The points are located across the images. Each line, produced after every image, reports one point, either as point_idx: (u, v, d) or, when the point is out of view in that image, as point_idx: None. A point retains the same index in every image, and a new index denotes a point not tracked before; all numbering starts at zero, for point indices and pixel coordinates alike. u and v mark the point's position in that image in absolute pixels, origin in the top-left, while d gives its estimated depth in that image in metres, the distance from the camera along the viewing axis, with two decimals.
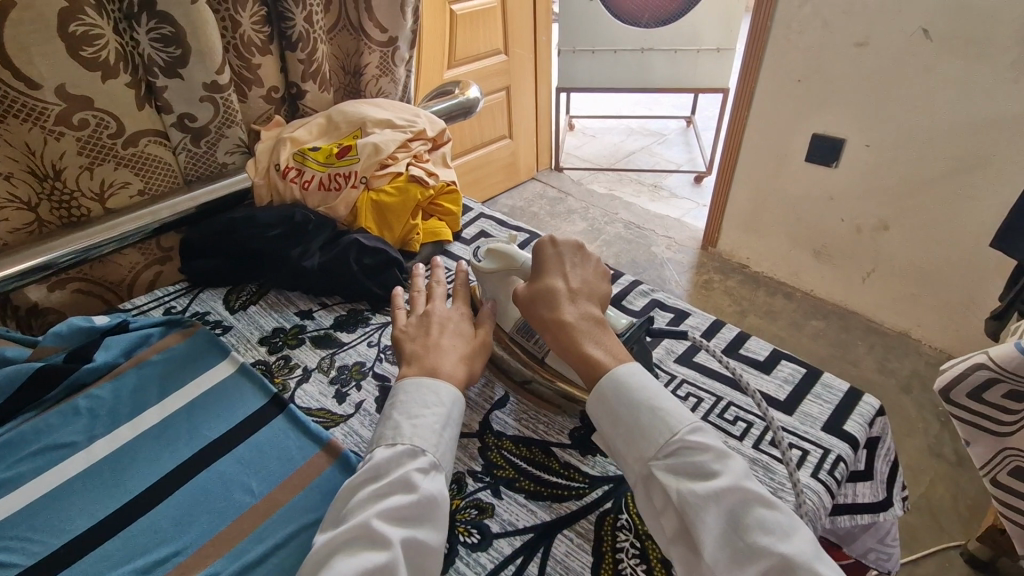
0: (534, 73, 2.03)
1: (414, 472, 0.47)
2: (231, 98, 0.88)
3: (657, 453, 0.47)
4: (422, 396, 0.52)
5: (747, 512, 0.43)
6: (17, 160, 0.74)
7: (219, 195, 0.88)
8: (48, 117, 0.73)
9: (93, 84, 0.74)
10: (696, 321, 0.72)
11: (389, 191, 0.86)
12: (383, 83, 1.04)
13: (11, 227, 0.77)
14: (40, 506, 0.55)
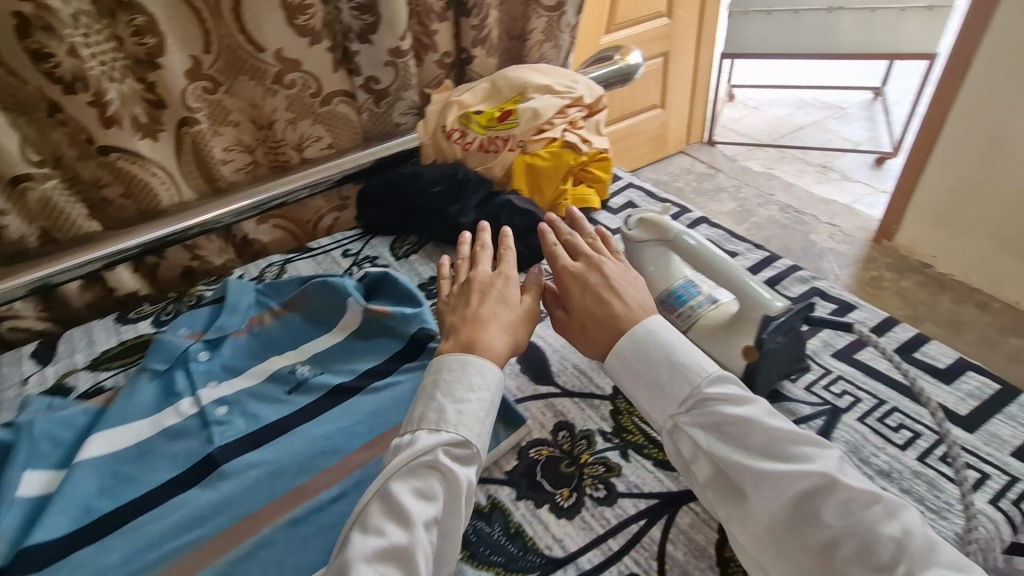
0: (697, 35, 2.14)
1: (725, 405, 0.49)
2: (409, 63, 0.91)
3: (685, 409, 0.50)
4: (467, 376, 0.51)
5: (775, 452, 0.46)
6: (244, 113, 0.87)
7: (391, 151, 0.95)
8: (267, 75, 0.83)
9: (303, 48, 0.83)
10: (864, 315, 0.64)
11: (544, 156, 0.85)
12: (545, 50, 1.04)
13: (237, 167, 0.91)
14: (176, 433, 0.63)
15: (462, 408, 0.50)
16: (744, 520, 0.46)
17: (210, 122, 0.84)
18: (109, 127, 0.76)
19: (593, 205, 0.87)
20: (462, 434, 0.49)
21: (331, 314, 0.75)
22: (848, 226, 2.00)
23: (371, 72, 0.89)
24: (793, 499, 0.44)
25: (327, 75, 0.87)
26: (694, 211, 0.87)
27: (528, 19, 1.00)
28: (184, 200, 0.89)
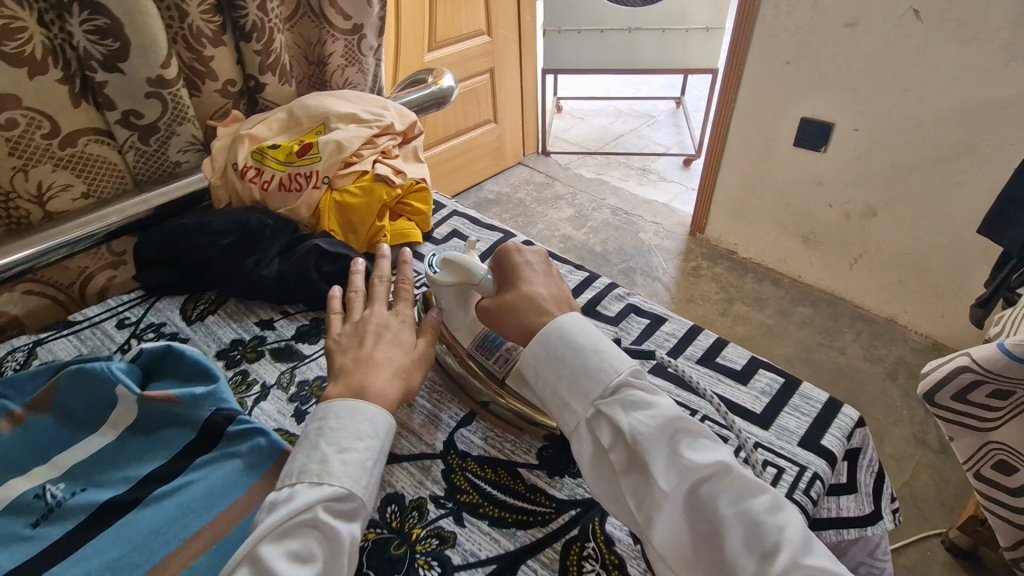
0: (518, 52, 2.22)
1: (638, 401, 0.48)
2: (181, 93, 0.78)
3: (602, 402, 0.49)
4: (356, 424, 0.48)
5: (682, 441, 0.46)
6: None
7: (174, 197, 0.80)
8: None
9: (18, 80, 0.66)
10: (673, 327, 0.67)
11: (353, 191, 0.79)
12: (350, 74, 0.97)
13: None
14: None
15: (348, 458, 0.46)
16: (652, 511, 0.45)
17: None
18: None
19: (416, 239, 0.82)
20: (343, 487, 0.45)
21: (96, 411, 0.60)
22: (668, 223, 2.21)
23: (132, 107, 0.75)
24: (695, 487, 0.44)
25: (67, 113, 0.72)
26: (518, 236, 0.87)
27: (324, 42, 0.93)
28: None
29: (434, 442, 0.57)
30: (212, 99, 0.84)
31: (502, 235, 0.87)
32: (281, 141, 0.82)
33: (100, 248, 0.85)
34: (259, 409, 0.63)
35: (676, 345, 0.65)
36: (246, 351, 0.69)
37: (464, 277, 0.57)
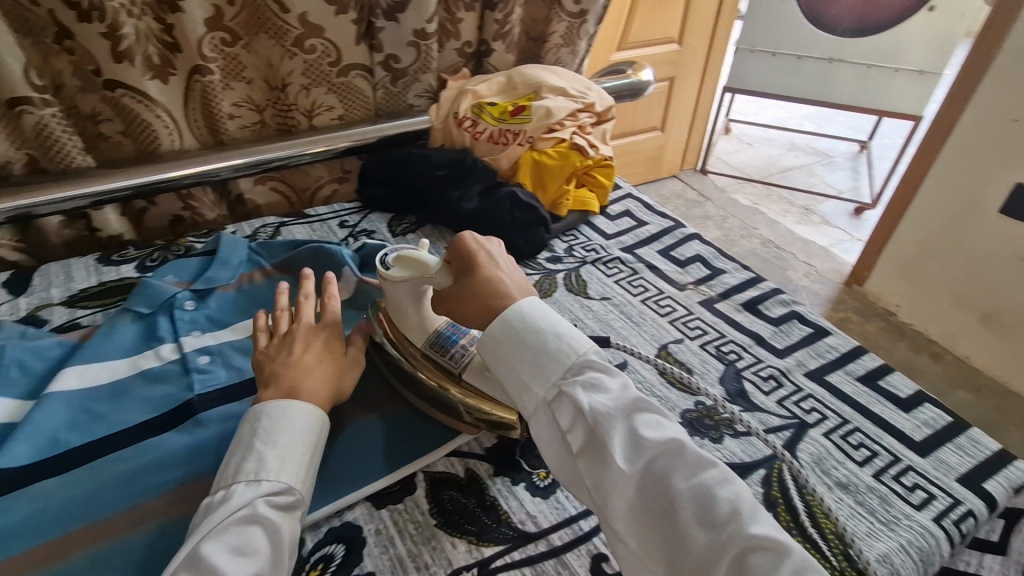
0: (703, 66, 2.18)
1: (588, 377, 0.46)
2: (431, 46, 0.92)
3: (563, 378, 0.47)
4: (290, 421, 0.47)
5: (639, 417, 0.44)
6: (259, 70, 0.87)
7: (402, 131, 0.95)
8: (290, 37, 0.83)
9: (327, 16, 0.83)
10: (837, 342, 0.68)
11: (551, 154, 0.87)
12: (563, 53, 1.06)
13: (242, 124, 0.90)
14: (152, 376, 0.63)
15: (291, 455, 0.46)
16: (607, 488, 0.42)
17: (223, 75, 0.84)
18: (120, 62, 0.76)
19: (593, 209, 0.89)
20: (285, 480, 0.44)
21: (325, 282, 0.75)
22: (823, 268, 2.07)
23: (393, 50, 0.90)
24: (650, 463, 0.42)
25: (350, 47, 0.88)
26: (687, 228, 0.90)
27: (550, 21, 1.02)
28: (184, 148, 0.87)
29: None
30: (449, 55, 0.98)
31: (672, 224, 0.91)
32: (497, 100, 0.93)
33: (334, 163, 1.02)
34: None
35: (838, 358, 0.66)
36: None
37: (419, 271, 0.55)
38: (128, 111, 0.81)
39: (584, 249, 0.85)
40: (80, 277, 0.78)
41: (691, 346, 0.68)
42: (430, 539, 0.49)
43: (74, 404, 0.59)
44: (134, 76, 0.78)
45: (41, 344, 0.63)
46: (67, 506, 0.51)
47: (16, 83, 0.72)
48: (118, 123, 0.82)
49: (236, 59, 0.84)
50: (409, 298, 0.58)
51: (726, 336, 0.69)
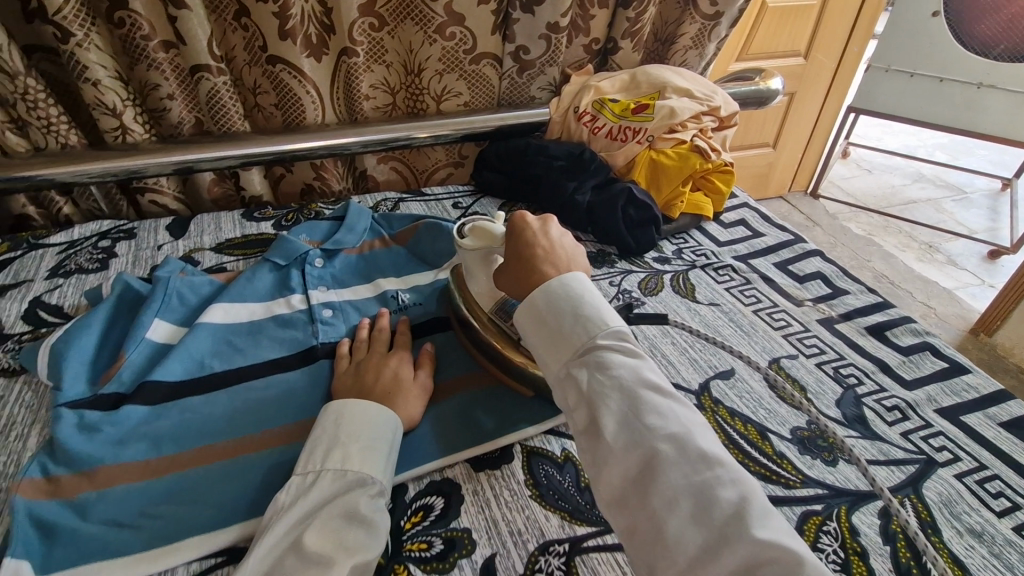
0: (829, 83, 2.03)
1: (605, 352, 0.44)
2: (562, 40, 0.94)
3: (578, 357, 0.45)
4: (370, 418, 0.50)
5: (646, 404, 0.41)
6: (400, 54, 0.93)
7: (523, 121, 0.98)
8: (433, 24, 0.88)
9: (471, 4, 0.87)
10: (977, 381, 0.63)
11: (670, 154, 0.86)
12: (689, 56, 1.05)
13: (376, 106, 0.98)
14: (282, 320, 0.68)
15: (374, 449, 0.48)
16: (600, 474, 0.41)
17: (367, 58, 0.91)
18: (284, 40, 0.82)
19: (706, 214, 0.89)
20: (370, 472, 0.46)
21: (439, 257, 0.79)
22: (943, 312, 1.87)
23: (525, 42, 0.93)
24: (648, 447, 0.40)
25: (486, 37, 0.92)
26: (807, 243, 0.86)
27: (681, 23, 1.01)
28: (324, 123, 0.95)
29: (691, 380, 0.62)
30: (575, 51, 1.00)
31: (791, 238, 0.87)
32: (620, 97, 0.93)
33: (453, 148, 1.07)
34: None
35: (976, 399, 0.61)
36: None
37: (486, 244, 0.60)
38: (282, 85, 0.88)
39: (694, 253, 0.84)
40: (227, 228, 0.88)
41: (804, 363, 0.64)
42: (524, 507, 0.50)
43: (217, 336, 0.65)
44: (295, 54, 0.84)
45: (195, 281, 0.71)
46: (205, 420, 0.56)
47: (199, 53, 0.82)
48: (272, 96, 0.90)
49: (381, 43, 0.91)
50: (479, 269, 0.62)
51: (845, 358, 0.66)
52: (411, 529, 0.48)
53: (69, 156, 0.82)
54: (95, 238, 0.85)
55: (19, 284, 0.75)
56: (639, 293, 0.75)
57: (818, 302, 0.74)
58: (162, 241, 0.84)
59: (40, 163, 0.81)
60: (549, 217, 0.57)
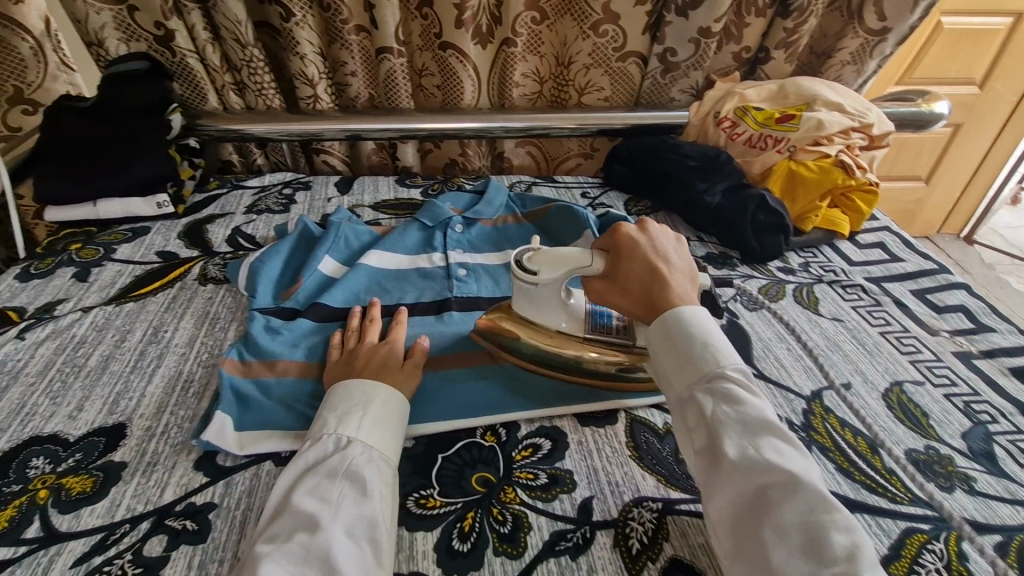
0: (1007, 118, 1.81)
1: (728, 382, 0.46)
2: (712, 46, 0.96)
3: (703, 382, 0.47)
4: (348, 392, 0.52)
5: (767, 440, 0.43)
6: (553, 46, 1.00)
7: (661, 122, 1.01)
8: (589, 21, 0.94)
9: (629, 7, 0.92)
10: None
11: (811, 166, 0.85)
12: (846, 71, 1.01)
13: (521, 96, 1.05)
14: (425, 273, 0.78)
15: (366, 416, 0.50)
16: (713, 489, 0.44)
17: (524, 49, 0.98)
18: (459, 27, 0.92)
19: (841, 232, 0.86)
20: (345, 435, 0.48)
21: (566, 239, 0.84)
22: None
23: (674, 44, 0.96)
24: (761, 478, 0.42)
25: (636, 36, 0.96)
26: (953, 275, 0.82)
27: (842, 37, 0.99)
28: (475, 105, 1.04)
29: (803, 386, 0.62)
30: (723, 57, 1.01)
31: (934, 268, 0.83)
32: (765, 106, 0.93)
33: (587, 141, 1.13)
34: None
35: None
36: None
37: (569, 267, 0.55)
38: (448, 68, 0.98)
39: (821, 268, 0.82)
40: (384, 190, 1.00)
41: (931, 391, 0.62)
42: (623, 464, 0.54)
43: (373, 277, 0.76)
44: (465, 41, 0.94)
45: (359, 229, 0.83)
46: None
47: (386, 37, 0.93)
48: (437, 78, 1.02)
49: (539, 36, 0.98)
50: (551, 293, 0.58)
51: (979, 394, 0.63)
52: (520, 460, 0.54)
53: (271, 116, 0.99)
54: (281, 186, 1.01)
55: (224, 215, 0.92)
56: (758, 297, 0.76)
57: (957, 336, 0.70)
58: (331, 193, 0.99)
59: (249, 119, 0.98)
60: (649, 224, 0.57)
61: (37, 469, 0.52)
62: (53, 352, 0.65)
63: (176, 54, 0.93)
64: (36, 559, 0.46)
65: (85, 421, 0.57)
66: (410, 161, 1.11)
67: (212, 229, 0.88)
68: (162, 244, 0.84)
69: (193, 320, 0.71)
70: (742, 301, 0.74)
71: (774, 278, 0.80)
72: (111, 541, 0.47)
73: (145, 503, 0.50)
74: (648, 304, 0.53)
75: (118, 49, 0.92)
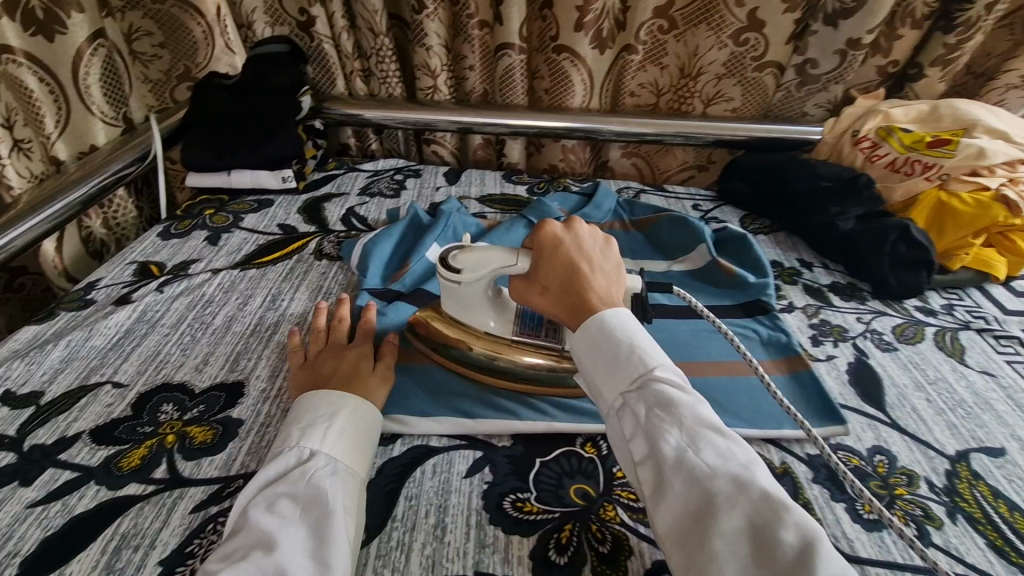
0: None
1: (657, 382, 0.41)
2: (857, 60, 0.89)
3: (634, 385, 0.41)
4: (316, 404, 0.49)
5: (704, 438, 0.38)
6: (680, 58, 0.96)
7: (789, 137, 0.94)
8: (728, 29, 0.90)
9: (773, 13, 0.87)
10: None
11: (965, 199, 0.76)
12: (1013, 95, 0.90)
13: (639, 102, 1.02)
14: None
15: (332, 428, 0.47)
16: (656, 505, 0.37)
17: (643, 59, 0.96)
18: (577, 31, 0.90)
19: (994, 273, 0.77)
20: (308, 446, 0.45)
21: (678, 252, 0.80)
22: None
23: (817, 56, 0.91)
24: (703, 484, 0.36)
25: (777, 46, 0.91)
26: None
27: (1014, 57, 0.88)
28: (591, 108, 1.02)
29: (946, 444, 0.55)
30: (866, 71, 0.93)
31: None
32: (915, 128, 0.84)
33: (702, 152, 1.08)
34: (784, 317, 0.71)
35: None
36: (783, 273, 0.79)
37: (489, 267, 0.53)
38: (559, 72, 0.96)
39: (968, 312, 0.73)
40: (491, 184, 1.00)
41: None
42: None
43: None
44: (581, 44, 0.91)
45: (467, 221, 0.84)
46: None
47: (509, 34, 0.93)
48: (546, 82, 1.00)
49: (663, 45, 0.95)
50: (479, 293, 0.56)
51: None
52: (622, 479, 0.51)
53: (392, 104, 1.02)
54: (392, 172, 1.04)
55: (340, 194, 0.96)
56: (893, 337, 0.68)
57: None
58: (440, 183, 1.00)
59: (372, 105, 1.02)
60: (576, 220, 0.51)
61: (165, 414, 0.56)
62: (186, 307, 0.70)
63: (314, 39, 0.98)
64: (161, 499, 0.48)
65: (205, 378, 0.60)
66: (516, 158, 1.11)
67: (329, 208, 0.92)
68: (283, 218, 0.89)
69: (306, 293, 0.73)
70: (874, 340, 0.67)
71: (911, 318, 0.72)
72: (225, 494, 0.49)
73: (257, 461, 0.52)
74: (572, 310, 0.47)
75: (263, 32, 0.98)
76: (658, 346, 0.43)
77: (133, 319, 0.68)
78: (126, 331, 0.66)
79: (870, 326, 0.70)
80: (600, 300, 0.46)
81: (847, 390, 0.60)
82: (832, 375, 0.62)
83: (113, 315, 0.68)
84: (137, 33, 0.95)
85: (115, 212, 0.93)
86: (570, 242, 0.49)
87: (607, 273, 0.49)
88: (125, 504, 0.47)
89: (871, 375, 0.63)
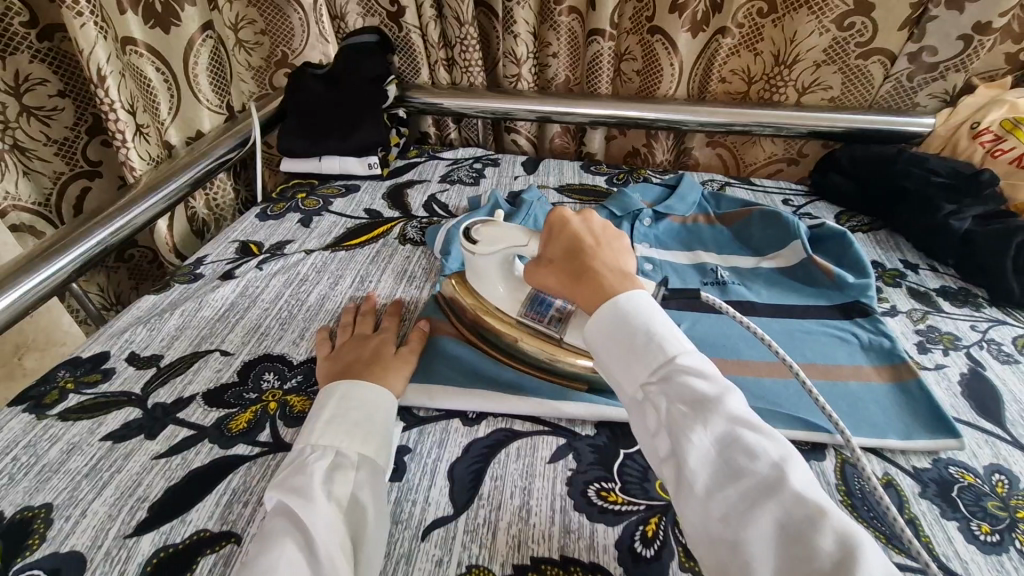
0: None
1: (680, 372, 0.39)
2: (986, 45, 0.82)
3: (656, 374, 0.39)
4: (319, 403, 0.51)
5: (733, 435, 0.36)
6: (776, 44, 0.91)
7: (896, 129, 0.88)
8: (832, 13, 0.84)
9: None
10: None
11: None
12: None
13: (728, 89, 0.98)
14: None
15: (319, 421, 0.48)
16: (686, 510, 0.36)
17: (740, 42, 0.92)
18: (672, 13, 0.88)
19: None
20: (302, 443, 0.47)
21: (769, 249, 0.76)
22: None
23: (935, 42, 0.84)
24: (735, 487, 0.34)
25: (889, 32, 0.85)
26: None
27: None
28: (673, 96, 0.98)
29: None
30: (993, 58, 0.85)
31: None
32: None
33: (793, 144, 1.03)
34: (887, 320, 0.67)
35: None
36: (886, 275, 0.74)
37: (510, 244, 0.55)
38: (652, 55, 0.94)
39: None
40: (570, 174, 1.00)
41: None
42: None
43: None
44: (676, 27, 0.88)
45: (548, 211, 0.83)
46: None
47: (605, 18, 0.91)
48: (639, 61, 0.98)
49: (760, 29, 0.91)
50: (497, 269, 0.58)
51: None
52: None
53: (474, 93, 1.03)
54: (472, 161, 1.05)
55: (422, 181, 0.99)
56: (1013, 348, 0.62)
57: None
58: (519, 172, 1.01)
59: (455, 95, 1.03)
60: (587, 209, 0.53)
61: (268, 383, 0.60)
62: (283, 284, 0.74)
63: (403, 29, 1.01)
64: (266, 461, 0.51)
65: (300, 351, 0.64)
66: (596, 147, 1.09)
67: (412, 194, 0.95)
68: (369, 202, 0.93)
69: (393, 276, 0.76)
70: (992, 351, 0.62)
71: None
72: None
73: None
74: (577, 281, 0.47)
75: (355, 22, 1.03)
76: (676, 330, 0.41)
77: (237, 293, 0.72)
78: (231, 304, 0.71)
79: (986, 335, 0.64)
80: (610, 272, 0.47)
81: (961, 403, 0.56)
82: (944, 387, 0.58)
83: (218, 290, 0.73)
84: (242, 25, 1.04)
85: (215, 194, 1.00)
86: (585, 227, 0.51)
87: (619, 251, 0.50)
88: (235, 463, 0.51)
89: (989, 388, 0.58)
